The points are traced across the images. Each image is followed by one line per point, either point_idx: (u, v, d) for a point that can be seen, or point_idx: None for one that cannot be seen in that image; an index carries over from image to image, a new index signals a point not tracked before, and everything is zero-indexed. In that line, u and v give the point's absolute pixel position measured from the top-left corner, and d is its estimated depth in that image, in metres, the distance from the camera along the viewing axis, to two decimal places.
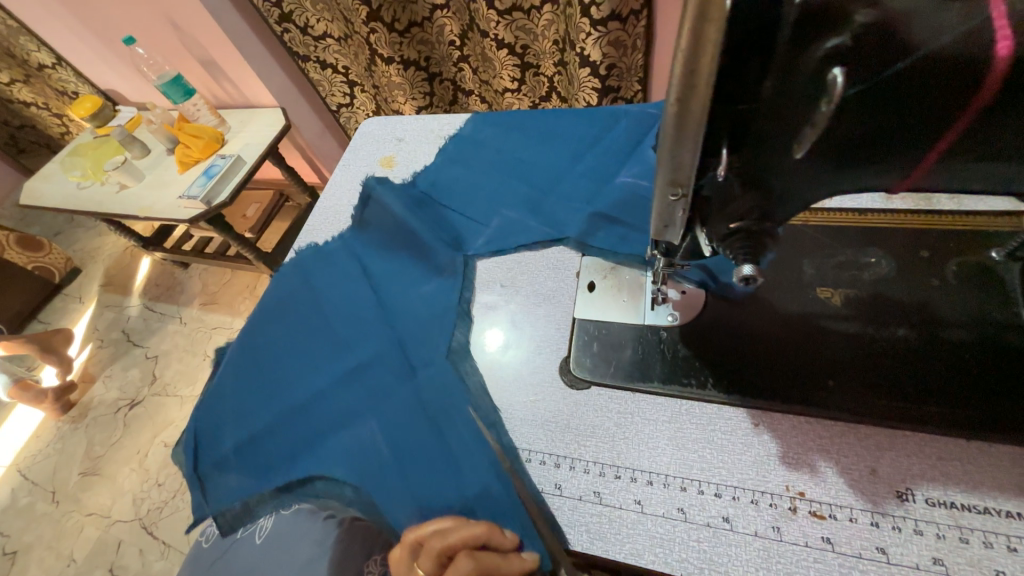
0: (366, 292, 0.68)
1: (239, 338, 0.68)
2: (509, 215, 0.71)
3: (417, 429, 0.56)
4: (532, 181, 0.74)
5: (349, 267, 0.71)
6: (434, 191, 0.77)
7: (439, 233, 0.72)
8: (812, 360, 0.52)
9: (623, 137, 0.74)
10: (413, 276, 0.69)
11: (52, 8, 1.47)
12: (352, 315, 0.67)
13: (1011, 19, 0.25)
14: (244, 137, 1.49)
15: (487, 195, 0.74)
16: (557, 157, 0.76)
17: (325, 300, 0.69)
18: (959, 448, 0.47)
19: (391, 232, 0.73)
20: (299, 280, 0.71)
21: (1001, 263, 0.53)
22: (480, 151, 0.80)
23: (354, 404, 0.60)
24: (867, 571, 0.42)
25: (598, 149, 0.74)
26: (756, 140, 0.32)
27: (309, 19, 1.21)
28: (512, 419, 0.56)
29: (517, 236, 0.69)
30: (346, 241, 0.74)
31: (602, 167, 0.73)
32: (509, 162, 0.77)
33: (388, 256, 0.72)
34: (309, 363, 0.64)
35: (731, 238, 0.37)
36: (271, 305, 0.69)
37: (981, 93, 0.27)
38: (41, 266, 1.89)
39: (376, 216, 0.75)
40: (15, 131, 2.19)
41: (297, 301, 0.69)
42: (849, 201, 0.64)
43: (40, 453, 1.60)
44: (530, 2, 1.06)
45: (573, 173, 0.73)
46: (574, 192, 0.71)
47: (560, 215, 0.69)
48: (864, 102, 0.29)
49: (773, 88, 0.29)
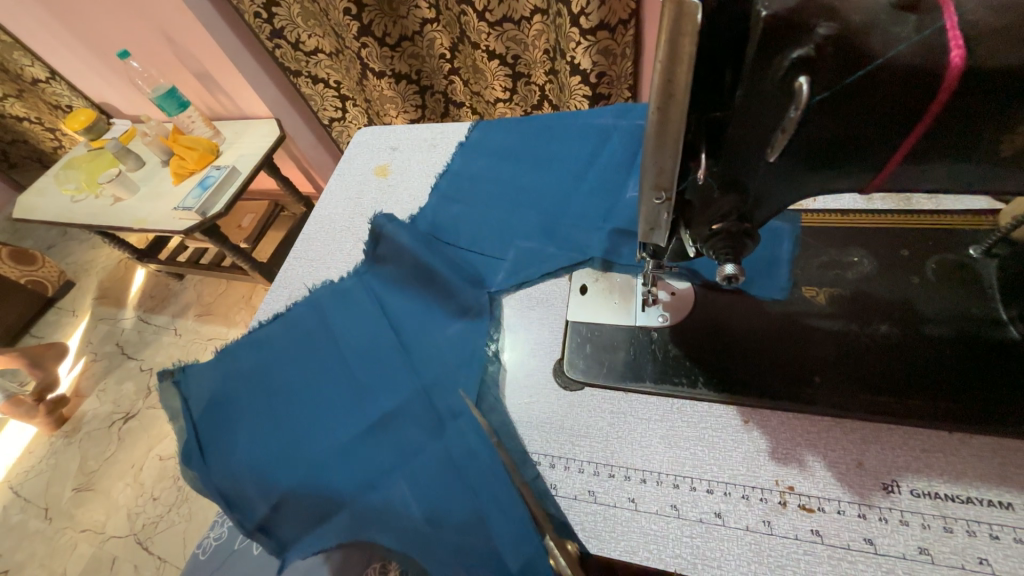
0: (387, 337, 0.63)
1: (251, 390, 0.62)
2: (527, 244, 0.69)
3: (450, 487, 0.52)
4: (543, 208, 0.72)
5: (367, 308, 0.66)
6: (445, 229, 0.74)
7: (459, 271, 0.68)
8: (799, 357, 0.53)
9: (615, 152, 0.74)
10: (437, 318, 0.65)
11: (46, 24, 1.49)
12: (373, 363, 0.62)
13: (963, 29, 0.26)
14: (239, 148, 1.50)
15: (499, 228, 0.72)
16: (559, 180, 0.74)
17: (343, 346, 0.63)
18: (941, 439, 0.48)
19: (410, 271, 0.68)
20: (314, 323, 0.66)
21: (978, 261, 0.55)
22: (486, 183, 0.78)
23: (379, 461, 0.55)
24: (856, 561, 0.43)
25: (598, 166, 0.74)
26: (728, 146, 0.34)
27: (300, 35, 1.23)
28: (517, 419, 0.57)
29: (540, 265, 0.66)
30: (361, 280, 0.69)
31: (604, 182, 0.72)
32: (514, 191, 0.76)
33: (408, 297, 0.67)
34: (331, 414, 0.59)
35: (713, 240, 0.38)
36: (284, 351, 0.64)
37: (936, 101, 0.28)
38: (34, 280, 1.88)
39: (393, 253, 0.70)
40: (7, 146, 2.19)
41: (313, 347, 0.64)
42: (833, 202, 0.66)
43: (33, 469, 1.58)
44: (520, 13, 1.09)
45: (575, 191, 0.72)
46: (586, 213, 0.69)
47: (581, 238, 0.67)
48: (831, 108, 0.30)
49: (744, 96, 0.31)
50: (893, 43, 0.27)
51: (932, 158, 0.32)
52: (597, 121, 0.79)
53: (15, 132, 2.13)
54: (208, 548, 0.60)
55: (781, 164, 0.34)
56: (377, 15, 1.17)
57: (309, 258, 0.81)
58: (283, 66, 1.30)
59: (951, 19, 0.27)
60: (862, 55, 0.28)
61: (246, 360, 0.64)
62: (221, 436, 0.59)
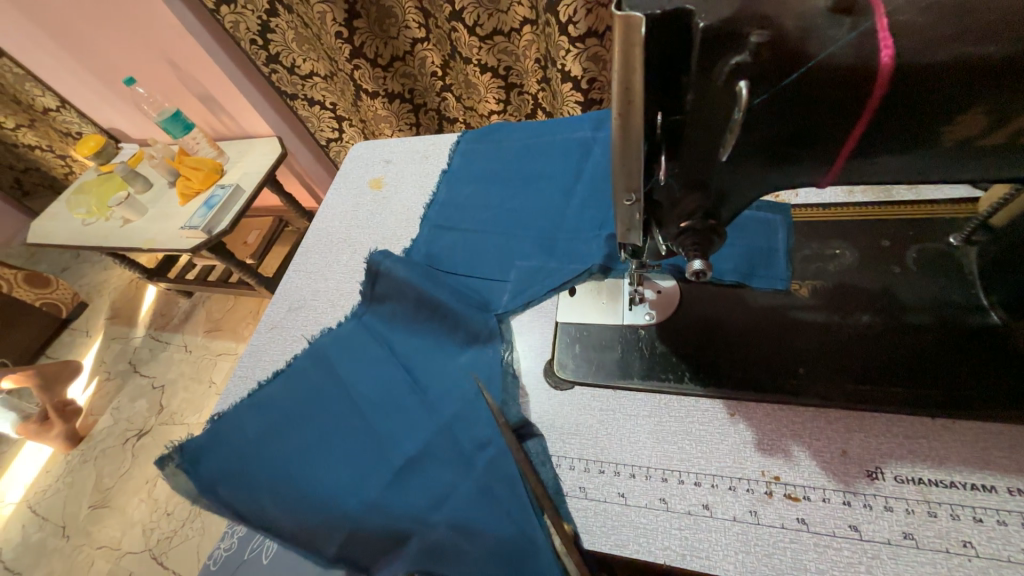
0: (399, 376, 0.63)
1: (272, 449, 0.60)
2: (528, 263, 0.69)
3: (489, 517, 0.51)
4: (539, 225, 0.73)
5: (376, 347, 0.66)
6: (440, 261, 0.74)
7: (466, 302, 0.67)
8: (784, 350, 0.54)
9: (598, 164, 0.76)
10: (449, 350, 0.65)
11: (56, 55, 1.55)
12: (387, 402, 0.61)
13: (892, 30, 0.28)
14: (242, 166, 1.54)
15: (497, 252, 0.73)
16: (550, 197, 0.75)
17: (354, 388, 0.63)
18: (924, 425, 0.49)
19: (416, 309, 0.68)
20: (321, 369, 0.65)
21: (957, 248, 0.56)
22: (479, 210, 0.79)
23: (414, 503, 0.54)
24: (842, 548, 0.44)
25: (584, 178, 0.75)
26: (685, 147, 0.35)
27: (295, 59, 1.27)
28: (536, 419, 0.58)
29: (544, 282, 0.66)
30: (367, 323, 0.69)
31: (593, 194, 0.73)
32: (507, 214, 0.76)
33: (416, 334, 0.67)
34: (356, 462, 0.57)
35: (681, 236, 0.40)
36: (293, 400, 0.63)
37: (870, 99, 0.30)
38: (48, 303, 1.94)
39: (394, 292, 0.70)
40: (21, 174, 2.27)
41: (323, 392, 0.63)
42: (814, 196, 0.67)
43: (50, 488, 1.62)
44: (511, 24, 1.12)
45: (568, 204, 0.74)
46: (579, 226, 0.70)
47: (577, 251, 0.67)
48: (771, 109, 0.32)
49: (695, 101, 0.32)
50: (829, 43, 0.29)
51: (883, 151, 0.34)
52: (575, 134, 0.81)
53: (28, 160, 2.20)
54: (218, 560, 0.62)
55: (741, 162, 0.36)
56: (368, 37, 1.22)
57: (306, 272, 0.84)
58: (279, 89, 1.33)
59: (880, 19, 0.28)
60: (799, 57, 0.29)
61: (255, 422, 0.62)
62: (244, 503, 0.56)
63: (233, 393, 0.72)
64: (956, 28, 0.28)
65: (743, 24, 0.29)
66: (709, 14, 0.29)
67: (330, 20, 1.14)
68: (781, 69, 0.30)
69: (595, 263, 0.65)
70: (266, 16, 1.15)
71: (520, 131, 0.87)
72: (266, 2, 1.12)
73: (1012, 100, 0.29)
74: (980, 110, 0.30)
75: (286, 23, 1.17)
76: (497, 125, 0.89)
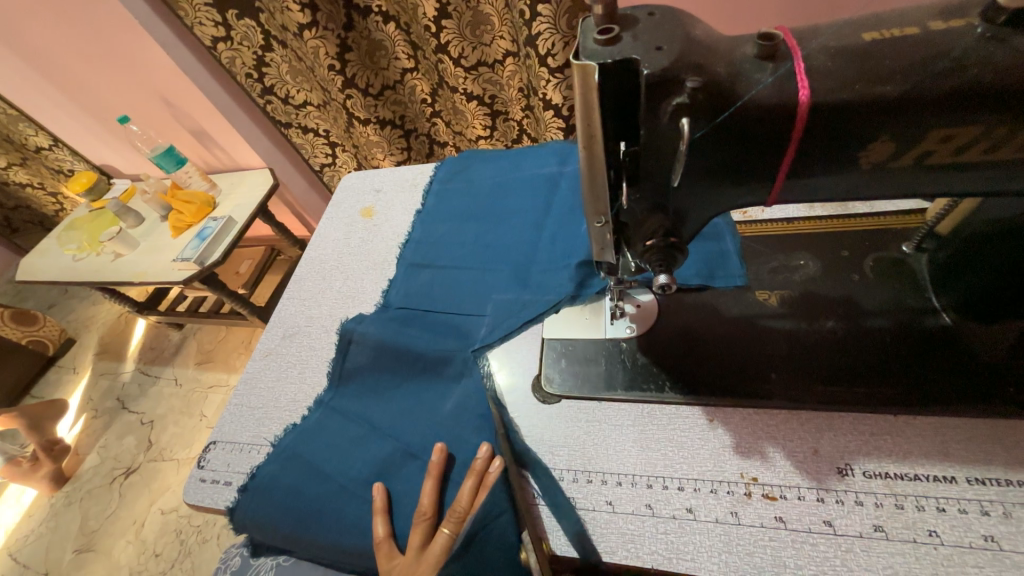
0: (387, 416, 0.65)
1: (301, 498, 0.60)
2: (505, 296, 0.72)
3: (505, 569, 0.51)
4: (514, 258, 0.76)
5: (365, 389, 0.69)
6: (419, 301, 0.77)
7: (446, 339, 0.70)
8: (756, 357, 0.57)
9: (567, 196, 0.81)
10: (433, 384, 0.66)
11: (51, 97, 1.60)
12: (379, 442, 0.63)
13: (809, 75, 0.33)
14: (235, 199, 1.58)
15: (477, 287, 0.75)
16: (523, 231, 0.80)
17: (344, 431, 0.65)
18: (889, 422, 0.52)
19: (395, 351, 0.69)
20: (312, 415, 0.68)
21: (911, 256, 0.60)
22: (455, 248, 0.82)
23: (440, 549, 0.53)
24: (818, 543, 0.46)
25: (556, 209, 0.80)
26: (642, 175, 0.39)
27: (290, 90, 1.31)
28: (529, 434, 0.60)
29: (519, 315, 0.68)
30: (349, 367, 0.70)
31: (564, 225, 0.78)
32: (485, 249, 0.80)
33: (399, 372, 0.68)
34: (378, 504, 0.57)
35: (648, 252, 0.43)
36: (288, 446, 0.65)
37: (796, 130, 0.34)
38: (35, 340, 1.92)
39: (373, 336, 0.71)
40: (10, 212, 2.28)
41: (315, 438, 0.65)
42: (778, 212, 0.72)
43: (33, 533, 1.57)
44: (493, 57, 1.20)
45: (542, 236, 0.78)
46: (552, 257, 0.73)
47: (547, 281, 0.70)
48: (712, 140, 0.36)
49: (647, 135, 0.36)
50: (756, 84, 0.34)
51: (814, 173, 0.38)
52: (547, 167, 0.86)
53: (18, 198, 2.22)
54: None
55: (692, 186, 0.40)
56: (360, 69, 1.28)
57: (297, 306, 0.85)
58: (274, 119, 1.37)
59: (799, 61, 0.33)
60: (732, 96, 0.34)
61: (284, 473, 0.63)
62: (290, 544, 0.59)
63: (231, 421, 0.74)
64: (858, 70, 0.32)
65: (680, 70, 0.33)
66: (652, 63, 0.33)
67: (323, 54, 1.20)
68: (715, 108, 0.34)
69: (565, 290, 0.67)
70: (262, 51, 1.21)
71: (488, 169, 0.92)
72: (261, 38, 1.18)
73: (917, 128, 0.34)
74: (887, 138, 0.35)
75: (281, 57, 1.22)
76: (479, 161, 0.94)
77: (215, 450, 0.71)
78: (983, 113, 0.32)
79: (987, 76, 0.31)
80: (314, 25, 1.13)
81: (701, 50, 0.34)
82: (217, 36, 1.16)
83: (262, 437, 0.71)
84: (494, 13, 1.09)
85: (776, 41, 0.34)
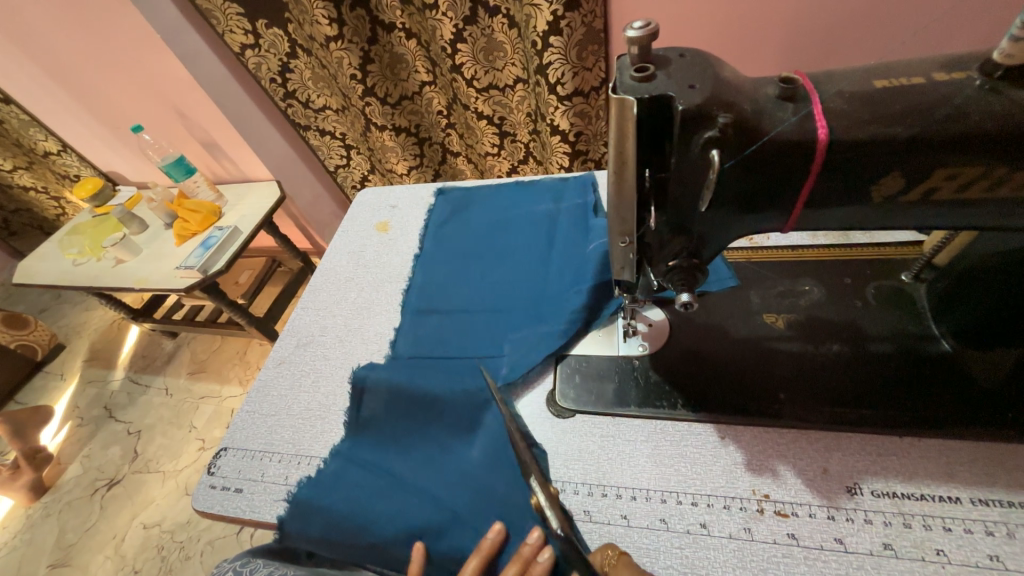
0: (410, 466, 0.63)
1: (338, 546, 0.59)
2: (521, 334, 0.72)
3: None
4: (527, 288, 0.78)
5: (385, 434, 0.67)
6: (433, 339, 0.76)
7: (461, 374, 0.69)
8: (766, 378, 0.59)
9: (567, 231, 0.83)
10: (449, 426, 0.65)
11: (65, 104, 1.63)
12: (406, 487, 0.61)
13: (827, 116, 0.36)
14: (242, 209, 1.60)
15: (491, 315, 0.76)
16: (534, 262, 0.81)
17: (365, 485, 0.62)
18: (895, 444, 0.54)
19: (410, 395, 0.68)
20: (329, 468, 0.65)
21: (910, 284, 0.63)
22: (465, 289, 0.82)
23: None
24: (830, 561, 0.47)
25: (566, 237, 0.82)
26: (668, 200, 0.42)
27: (310, 95, 1.35)
28: (547, 452, 0.60)
29: (532, 342, 0.69)
30: (365, 415, 0.69)
31: (573, 252, 0.80)
32: (499, 282, 0.81)
33: (417, 414, 0.67)
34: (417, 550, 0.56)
35: (669, 273, 0.46)
36: (309, 506, 0.61)
37: (814, 163, 0.38)
38: (25, 344, 1.90)
39: (386, 381, 0.70)
40: (9, 215, 2.28)
41: (334, 494, 0.62)
42: (782, 240, 0.75)
43: (5, 546, 1.52)
44: (504, 82, 1.26)
45: (553, 265, 0.80)
46: (563, 283, 0.75)
47: (557, 308, 0.72)
48: (736, 170, 0.39)
49: (677, 163, 0.39)
50: (779, 123, 0.37)
51: (826, 205, 0.41)
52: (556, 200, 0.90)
53: (19, 201, 2.22)
54: None
55: (715, 211, 0.43)
56: (380, 80, 1.32)
57: (309, 324, 0.86)
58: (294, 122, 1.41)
59: (817, 104, 0.37)
60: (759, 132, 0.37)
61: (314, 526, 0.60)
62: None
63: (242, 428, 0.74)
64: (870, 115, 0.36)
65: (710, 107, 0.36)
66: (686, 99, 0.35)
67: (346, 64, 1.24)
68: (740, 140, 0.37)
69: (578, 319, 0.69)
70: (287, 58, 1.25)
71: (493, 204, 0.94)
72: (288, 46, 1.22)
73: (921, 170, 0.37)
74: (896, 174, 0.38)
75: (305, 64, 1.27)
76: (484, 197, 0.96)
77: (225, 456, 0.71)
78: (985, 156, 0.35)
79: (986, 123, 0.34)
80: (340, 38, 1.18)
81: (730, 90, 0.37)
82: (245, 44, 1.21)
83: (273, 445, 0.71)
84: (507, 42, 1.15)
85: (796, 85, 0.38)
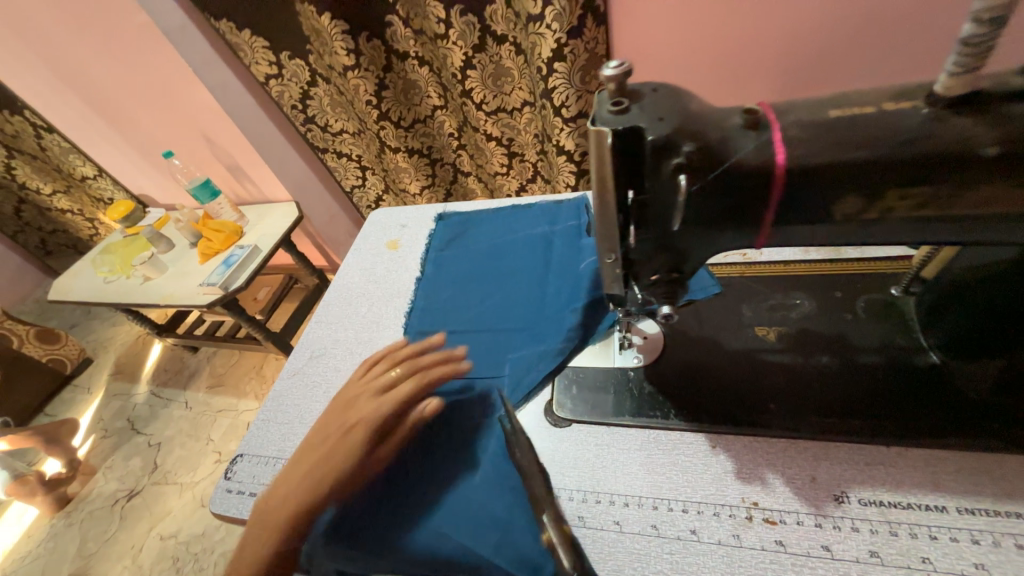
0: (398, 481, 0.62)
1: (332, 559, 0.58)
2: (518, 354, 0.74)
3: None
4: (523, 309, 0.81)
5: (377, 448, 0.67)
6: None
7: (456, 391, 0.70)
8: (756, 388, 0.61)
9: (561, 253, 0.87)
10: (450, 441, 0.64)
11: (104, 133, 1.76)
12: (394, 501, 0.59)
13: (785, 143, 0.40)
14: (262, 228, 1.69)
15: (488, 337, 0.78)
16: (530, 285, 0.84)
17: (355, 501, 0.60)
18: (883, 453, 0.55)
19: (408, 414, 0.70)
20: None
21: (899, 298, 0.65)
22: (463, 312, 0.84)
23: None
24: (816, 567, 0.48)
25: (561, 259, 0.86)
26: (648, 220, 0.46)
27: (329, 120, 1.44)
28: (544, 463, 0.62)
29: (530, 361, 0.71)
30: None
31: (568, 273, 0.83)
32: (496, 305, 0.84)
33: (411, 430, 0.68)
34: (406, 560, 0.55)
35: (653, 285, 0.50)
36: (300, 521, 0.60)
37: (778, 184, 0.41)
38: (55, 358, 1.99)
39: None
40: (47, 236, 2.43)
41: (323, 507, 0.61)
42: (775, 255, 0.77)
43: (29, 555, 1.57)
44: (513, 105, 1.32)
45: (548, 286, 0.83)
46: (558, 303, 0.78)
47: (552, 327, 0.74)
48: (707, 191, 0.42)
49: (652, 186, 0.43)
50: (741, 150, 0.41)
51: (796, 222, 0.44)
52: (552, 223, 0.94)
53: (57, 223, 2.37)
54: None
55: (692, 230, 0.46)
56: (394, 104, 1.40)
57: (321, 342, 0.90)
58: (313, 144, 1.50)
59: (777, 131, 0.40)
60: (724, 156, 0.41)
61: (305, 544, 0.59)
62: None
63: (257, 436, 0.78)
64: (826, 140, 0.39)
65: (674, 138, 0.40)
66: (654, 131, 0.40)
67: (362, 91, 1.32)
68: (708, 164, 0.41)
69: (574, 337, 0.71)
70: (308, 86, 1.34)
71: (489, 230, 0.99)
72: (309, 75, 1.32)
73: (878, 190, 0.40)
74: (857, 194, 0.41)
75: (325, 92, 1.36)
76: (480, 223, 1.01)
77: (241, 463, 0.75)
78: (937, 177, 0.38)
79: (933, 147, 0.37)
80: (357, 67, 1.26)
81: (697, 121, 0.41)
82: (269, 74, 1.30)
83: (286, 452, 0.75)
84: (514, 68, 1.22)
85: (757, 115, 0.41)
